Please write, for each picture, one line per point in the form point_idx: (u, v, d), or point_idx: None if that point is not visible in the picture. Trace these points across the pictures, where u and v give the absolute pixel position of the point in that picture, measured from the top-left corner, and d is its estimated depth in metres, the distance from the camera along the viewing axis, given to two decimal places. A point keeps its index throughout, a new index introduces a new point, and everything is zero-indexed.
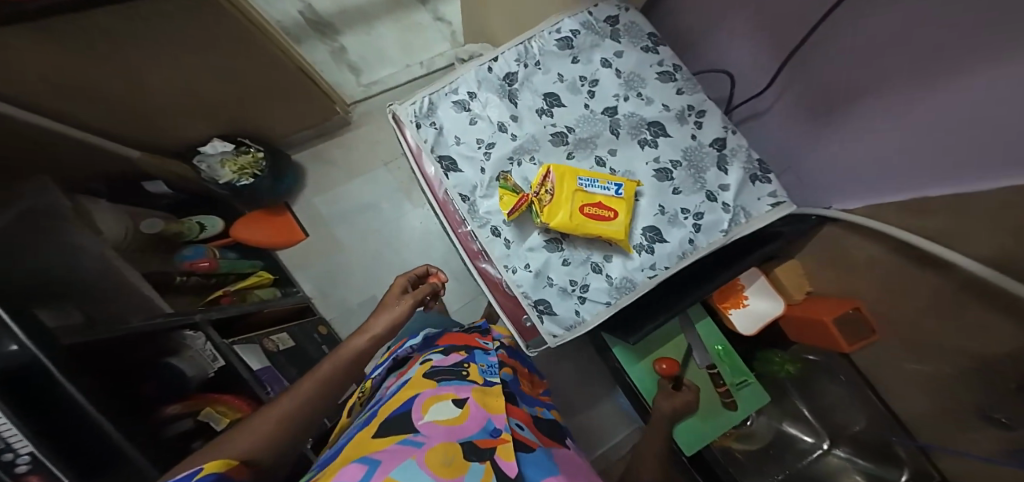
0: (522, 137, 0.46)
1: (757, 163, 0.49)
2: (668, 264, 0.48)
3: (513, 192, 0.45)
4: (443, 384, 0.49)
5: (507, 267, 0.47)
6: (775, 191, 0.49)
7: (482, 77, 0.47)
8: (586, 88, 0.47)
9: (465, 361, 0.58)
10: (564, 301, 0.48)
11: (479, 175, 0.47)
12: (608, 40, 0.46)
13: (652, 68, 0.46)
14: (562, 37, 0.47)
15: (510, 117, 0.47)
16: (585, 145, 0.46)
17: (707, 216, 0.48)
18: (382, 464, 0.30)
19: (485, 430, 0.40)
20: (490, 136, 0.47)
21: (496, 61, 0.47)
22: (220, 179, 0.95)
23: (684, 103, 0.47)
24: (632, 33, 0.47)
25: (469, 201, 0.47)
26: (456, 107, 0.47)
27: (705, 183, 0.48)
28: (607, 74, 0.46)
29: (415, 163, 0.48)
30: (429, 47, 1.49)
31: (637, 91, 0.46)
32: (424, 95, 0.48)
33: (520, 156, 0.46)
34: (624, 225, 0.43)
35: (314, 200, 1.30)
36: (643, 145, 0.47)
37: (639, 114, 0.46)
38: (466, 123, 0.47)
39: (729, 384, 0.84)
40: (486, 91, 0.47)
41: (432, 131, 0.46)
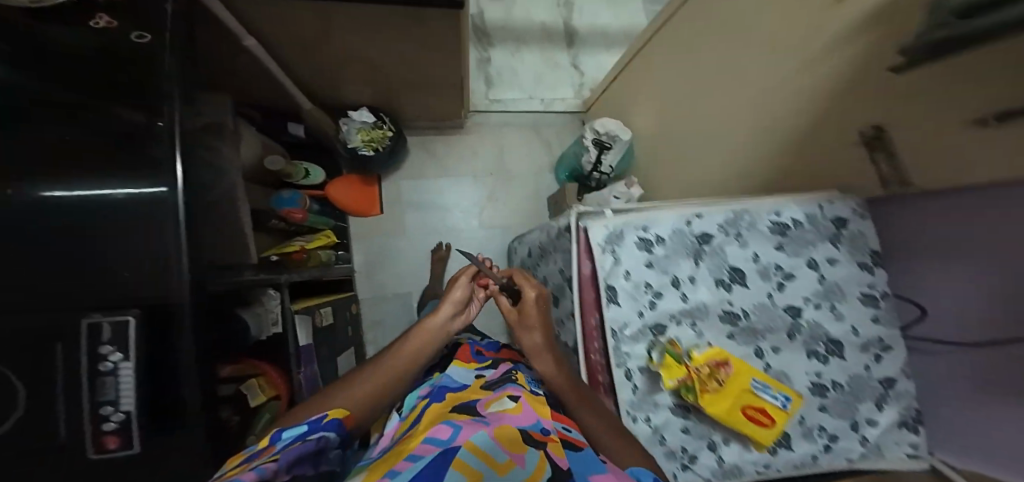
0: (694, 302, 0.46)
1: (914, 412, 0.47)
2: (782, 469, 0.47)
3: (680, 363, 0.43)
4: (498, 388, 0.48)
5: (630, 414, 0.46)
6: (916, 443, 0.48)
7: (678, 228, 0.44)
8: (779, 281, 0.45)
9: (513, 370, 0.57)
10: (668, 464, 0.46)
11: (637, 318, 0.46)
12: (828, 244, 0.45)
13: (858, 288, 0.46)
14: (780, 220, 0.45)
15: (688, 276, 0.45)
16: (753, 334, 0.46)
17: (841, 442, 0.46)
18: (463, 432, 0.31)
19: (536, 427, 0.35)
20: (660, 286, 0.45)
21: (698, 217, 0.45)
22: (349, 144, 1.07)
23: (875, 335, 0.46)
24: (855, 243, 0.46)
25: (616, 337, 0.46)
26: (640, 245, 0.45)
27: (855, 411, 0.46)
28: (806, 276, 0.45)
29: (575, 275, 0.48)
30: (557, 87, 1.53)
31: (832, 304, 0.46)
32: (617, 221, 0.46)
33: (683, 320, 0.46)
34: (775, 434, 0.43)
35: (403, 182, 1.32)
36: (811, 355, 0.46)
37: (824, 327, 0.46)
38: (642, 264, 0.45)
39: None
40: (675, 243, 0.45)
41: (610, 260, 0.45)
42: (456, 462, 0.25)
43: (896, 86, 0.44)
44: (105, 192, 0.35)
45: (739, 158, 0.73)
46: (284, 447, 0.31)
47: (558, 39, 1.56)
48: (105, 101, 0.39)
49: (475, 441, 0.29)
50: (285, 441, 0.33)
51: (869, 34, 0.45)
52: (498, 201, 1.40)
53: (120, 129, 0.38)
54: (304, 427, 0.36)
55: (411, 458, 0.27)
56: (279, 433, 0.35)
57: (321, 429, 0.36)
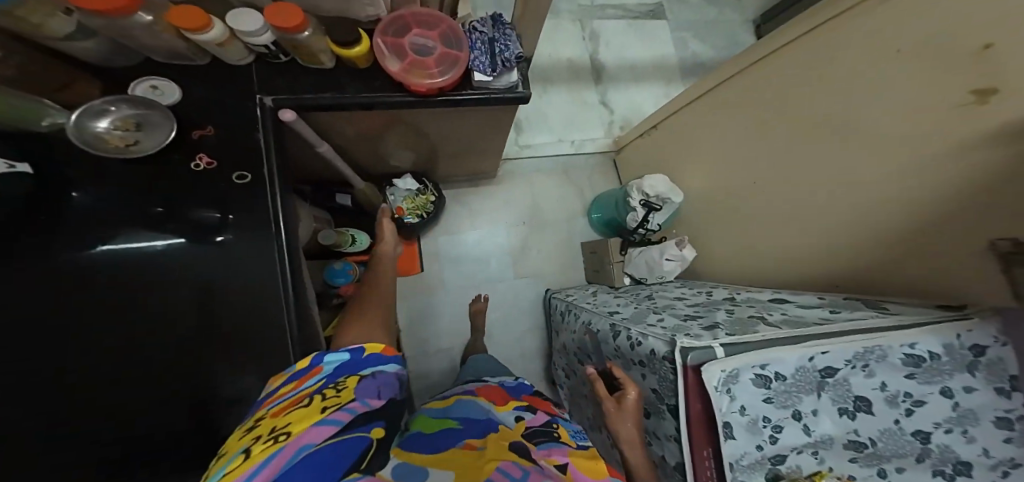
0: (815, 432, 0.45)
1: None
2: None
3: None
4: (542, 447, 0.48)
5: None
6: None
7: (801, 366, 0.44)
8: (908, 410, 0.45)
9: (554, 424, 0.58)
10: None
11: (754, 450, 0.45)
12: (964, 371, 0.44)
13: (993, 411, 0.44)
14: (914, 351, 0.44)
15: (810, 410, 0.45)
16: (877, 458, 0.46)
17: None
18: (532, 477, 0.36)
19: None
20: (780, 418, 0.45)
21: (824, 353, 0.43)
22: (396, 212, 1.08)
23: (1008, 454, 0.44)
24: (993, 370, 0.44)
25: (733, 470, 0.46)
26: (758, 381, 0.44)
27: None
28: (938, 400, 0.44)
29: (686, 414, 0.46)
30: (586, 127, 1.53)
31: (964, 427, 0.44)
32: (736, 361, 0.44)
33: (802, 449, 0.46)
34: None
35: (442, 238, 1.33)
36: (936, 474, 0.46)
37: (955, 450, 0.45)
38: (760, 399, 0.44)
39: None
40: (798, 379, 0.44)
41: (727, 400, 0.44)
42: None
43: (1000, 221, 0.43)
44: (144, 244, 0.41)
45: (804, 239, 0.71)
46: (346, 382, 0.36)
47: (586, 77, 1.57)
48: (178, 205, 0.43)
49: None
50: (338, 370, 0.38)
51: (982, 158, 0.43)
52: (533, 249, 1.40)
53: (193, 228, 0.43)
54: (347, 353, 0.40)
55: None
56: (323, 355, 0.40)
57: (360, 364, 0.40)
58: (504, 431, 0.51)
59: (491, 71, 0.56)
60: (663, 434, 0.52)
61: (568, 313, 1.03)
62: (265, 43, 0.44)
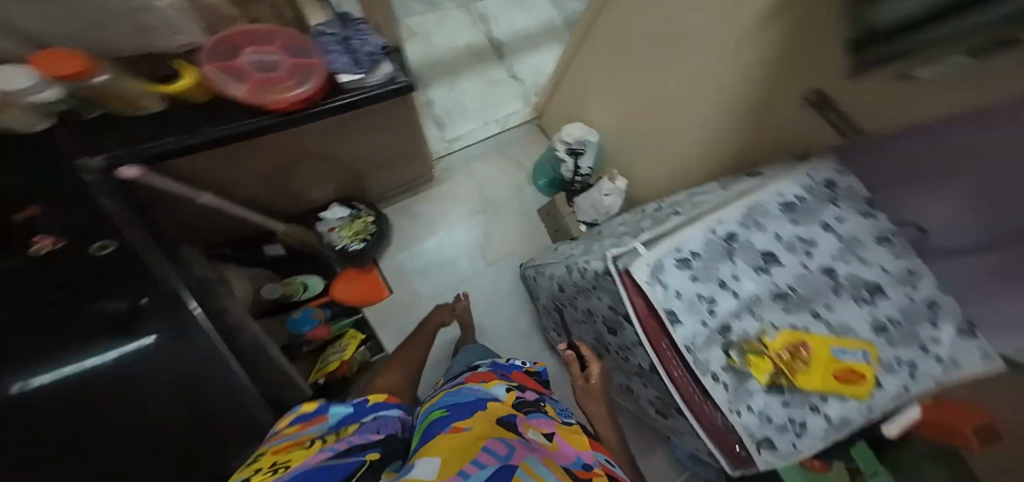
0: (743, 293, 0.48)
1: (968, 324, 0.48)
2: (879, 409, 0.48)
3: (760, 356, 0.46)
4: (529, 417, 0.52)
5: (733, 409, 0.47)
6: (983, 348, 0.46)
7: (706, 241, 0.48)
8: (807, 250, 0.49)
9: (541, 402, 0.63)
10: (782, 436, 0.48)
11: (701, 327, 0.47)
12: (831, 205, 0.51)
13: (872, 234, 0.51)
14: (784, 202, 0.51)
15: (731, 276, 0.48)
16: (806, 303, 0.48)
17: (917, 362, 0.47)
18: (516, 450, 0.36)
19: (578, 463, 0.42)
20: (711, 292, 0.48)
21: (719, 224, 0.49)
22: (336, 245, 1.05)
23: (903, 268, 0.49)
24: (851, 198, 0.52)
25: (693, 353, 0.47)
26: (680, 265, 0.48)
27: (917, 336, 0.47)
28: (826, 236, 0.50)
29: (635, 313, 0.49)
30: (504, 104, 1.54)
31: (858, 254, 0.50)
32: (653, 253, 0.48)
33: (740, 312, 0.48)
34: (870, 387, 0.45)
35: (399, 254, 1.30)
36: (860, 302, 0.48)
37: (863, 276, 0.49)
38: (688, 280, 0.47)
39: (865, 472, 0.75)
40: (709, 252, 0.48)
41: (660, 290, 0.47)
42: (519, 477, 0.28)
43: (832, 42, 0.44)
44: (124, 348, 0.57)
45: (704, 136, 0.74)
46: (349, 427, 0.44)
47: (488, 57, 1.58)
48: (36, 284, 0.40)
49: (530, 465, 0.32)
50: (340, 417, 0.46)
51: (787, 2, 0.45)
52: (495, 235, 1.41)
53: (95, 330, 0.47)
54: (352, 404, 0.50)
55: (478, 465, 0.31)
56: (328, 405, 0.48)
57: (363, 412, 0.49)
58: (494, 407, 0.53)
59: (359, 67, 0.61)
60: (630, 344, 0.55)
61: (539, 276, 1.03)
62: (53, 98, 0.58)
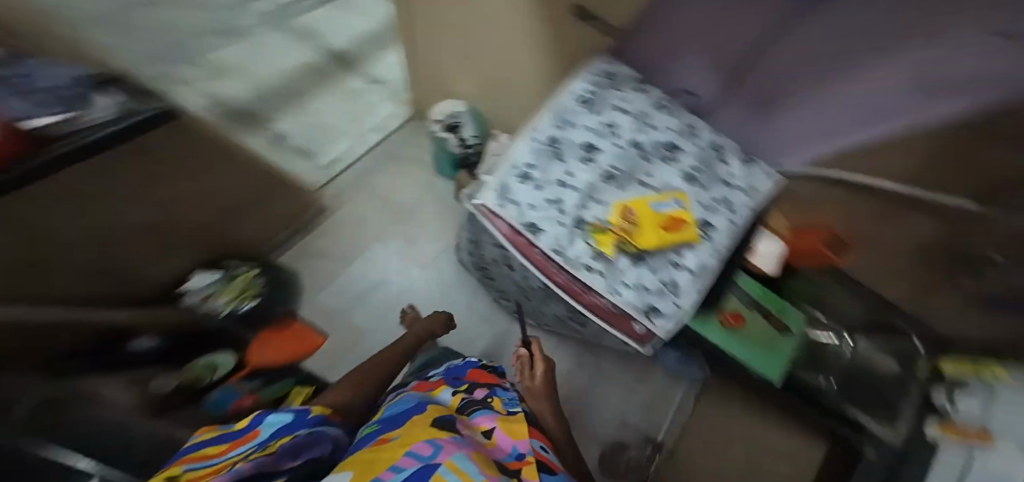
0: (586, 187, 0.57)
1: (744, 154, 0.65)
2: (720, 244, 0.61)
3: (603, 232, 0.55)
4: (472, 416, 0.47)
5: (614, 292, 0.56)
6: (764, 170, 0.64)
7: (535, 149, 0.57)
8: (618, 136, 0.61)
9: (489, 395, 0.56)
10: (664, 301, 0.58)
11: (563, 229, 0.56)
12: (616, 91, 0.64)
13: (654, 105, 0.64)
14: (582, 99, 0.62)
15: (567, 174, 0.57)
16: (632, 176, 0.59)
17: (717, 191, 0.63)
18: (446, 449, 0.25)
19: (510, 456, 0.35)
20: (558, 194, 0.56)
21: (541, 133, 0.59)
22: (220, 312, 1.01)
23: (683, 124, 0.65)
24: (629, 81, 0.65)
25: (563, 252, 0.56)
26: (521, 180, 0.55)
27: (716, 174, 0.63)
28: (622, 116, 0.62)
29: (506, 236, 0.56)
30: (374, 110, 1.48)
31: (650, 123, 0.63)
32: (493, 180, 0.55)
33: (592, 205, 0.56)
34: (690, 229, 0.57)
35: (320, 297, 1.22)
36: (667, 161, 0.62)
37: (659, 140, 0.63)
38: (534, 191, 0.56)
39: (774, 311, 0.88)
40: (542, 160, 0.58)
41: (513, 206, 0.54)
42: (441, 473, 0.18)
43: None
44: None
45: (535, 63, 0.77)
46: (276, 443, 0.35)
47: (338, 71, 1.51)
48: None
49: (455, 458, 0.22)
50: (271, 434, 0.37)
51: None
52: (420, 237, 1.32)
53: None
54: (288, 417, 0.41)
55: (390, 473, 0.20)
56: (263, 419, 0.41)
57: (305, 425, 0.40)
58: (435, 409, 0.45)
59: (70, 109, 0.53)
60: (520, 265, 0.63)
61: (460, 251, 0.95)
62: None
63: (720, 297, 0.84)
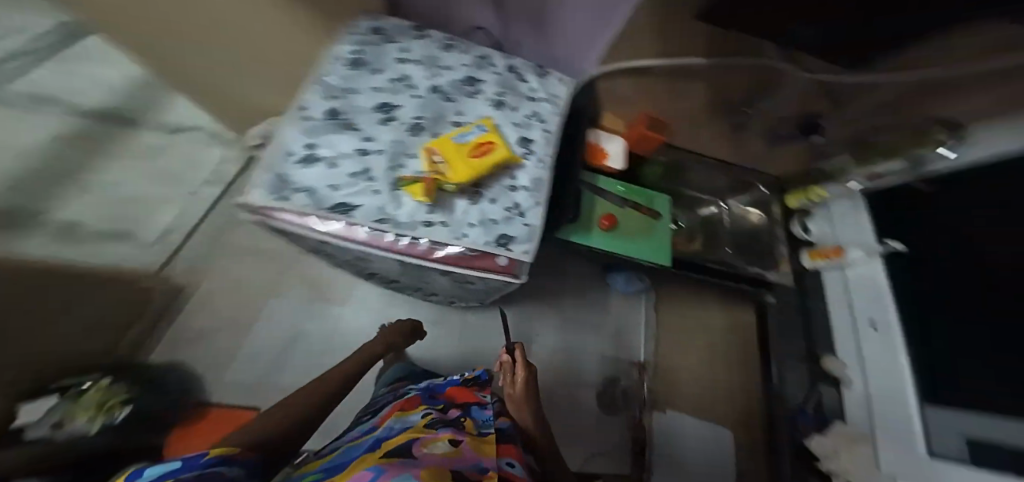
0: (387, 144, 0.54)
1: (538, 68, 0.73)
2: (546, 152, 0.67)
3: (414, 182, 0.52)
4: (439, 431, 0.41)
5: (460, 236, 0.54)
6: (558, 77, 0.73)
7: (313, 127, 0.52)
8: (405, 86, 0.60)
9: (461, 417, 0.50)
10: (513, 225, 0.60)
11: (378, 197, 0.50)
12: (389, 44, 0.62)
13: (435, 47, 0.64)
14: (353, 61, 0.59)
15: (362, 140, 0.53)
16: (437, 120, 0.58)
17: (526, 108, 0.67)
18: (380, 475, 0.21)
19: (480, 468, 0.31)
20: (358, 164, 0.51)
21: (316, 108, 0.54)
22: (89, 431, 0.71)
23: (473, 57, 0.66)
24: (400, 31, 0.64)
25: (390, 220, 0.49)
26: (306, 163, 0.50)
27: (522, 92, 0.68)
28: (405, 66, 0.61)
29: (318, 233, 0.48)
30: (196, 159, 1.17)
31: (438, 65, 0.63)
32: (270, 173, 0.48)
33: (400, 162, 0.53)
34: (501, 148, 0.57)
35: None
36: (471, 94, 0.63)
37: (454, 77, 0.63)
38: (327, 169, 0.50)
39: (644, 203, 0.98)
40: (325, 135, 0.52)
41: (305, 194, 0.47)
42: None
43: None
44: None
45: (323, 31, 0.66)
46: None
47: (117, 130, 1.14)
48: None
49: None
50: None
51: None
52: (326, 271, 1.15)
53: None
54: (179, 461, 0.17)
55: None
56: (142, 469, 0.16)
57: (209, 463, 0.17)
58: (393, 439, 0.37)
59: None
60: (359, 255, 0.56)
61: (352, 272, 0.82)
62: None
63: (583, 208, 0.92)
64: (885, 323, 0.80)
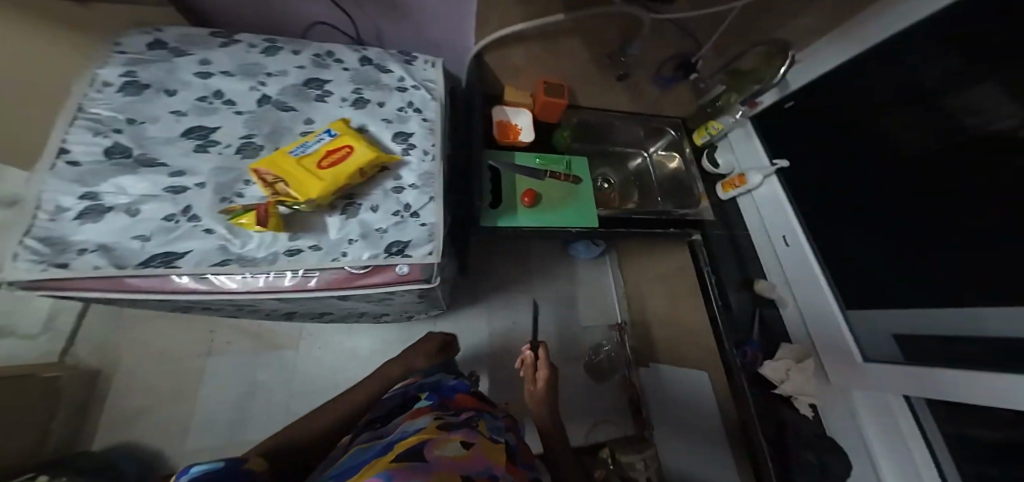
0: (206, 174, 0.48)
1: (400, 53, 0.65)
2: (430, 142, 0.61)
3: (246, 211, 0.46)
4: (454, 433, 0.50)
5: (337, 258, 0.50)
6: (426, 59, 0.67)
7: (93, 172, 0.44)
8: (222, 104, 0.53)
9: (477, 420, 0.58)
10: (407, 228, 0.56)
11: (211, 236, 0.45)
12: (184, 59, 0.54)
13: (252, 52, 0.56)
14: (134, 86, 0.50)
15: (171, 175, 0.47)
16: (272, 133, 0.53)
17: (392, 101, 0.62)
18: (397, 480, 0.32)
19: (488, 470, 0.42)
20: (173, 203, 0.45)
21: (89, 147, 0.46)
22: None
23: (309, 55, 0.59)
24: (197, 42, 0.56)
25: (234, 259, 0.45)
26: (93, 215, 0.43)
27: (387, 85, 0.63)
28: (218, 81, 0.54)
29: (132, 292, 0.42)
30: None
31: (263, 72, 0.56)
32: (32, 236, 0.40)
33: (234, 190, 0.48)
34: (362, 150, 0.50)
35: (188, 445, 1.02)
36: (320, 98, 0.57)
37: (290, 82, 0.56)
38: (127, 218, 0.43)
39: (563, 171, 0.93)
40: (112, 178, 0.45)
41: (97, 253, 0.41)
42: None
43: None
44: None
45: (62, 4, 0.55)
46: None
47: None
48: None
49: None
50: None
51: None
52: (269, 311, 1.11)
53: None
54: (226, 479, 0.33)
55: None
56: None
57: None
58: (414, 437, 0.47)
59: None
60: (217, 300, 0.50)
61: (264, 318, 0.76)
62: None
63: (501, 189, 0.87)
64: (791, 235, 0.90)
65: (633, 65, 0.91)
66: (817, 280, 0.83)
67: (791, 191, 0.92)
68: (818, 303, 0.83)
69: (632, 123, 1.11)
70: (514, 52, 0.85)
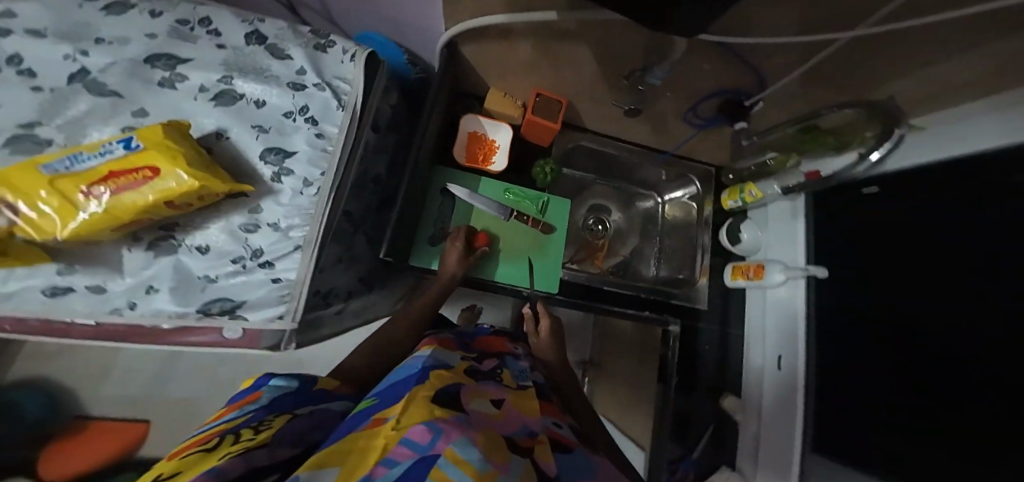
0: None
1: (311, 35, 0.51)
2: (317, 167, 0.47)
3: None
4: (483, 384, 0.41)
5: (115, 311, 0.42)
6: (345, 48, 0.52)
7: None
8: (17, 74, 0.42)
9: (500, 369, 0.50)
10: (253, 280, 0.44)
11: None
12: None
13: (86, 7, 0.44)
14: None
15: None
16: (73, 124, 0.44)
17: (275, 98, 0.48)
18: (446, 427, 0.25)
19: (524, 429, 0.33)
20: None
21: None
22: None
23: (169, 21, 0.46)
24: None
25: None
26: None
27: (278, 78, 0.49)
28: (27, 42, 0.42)
29: None
30: None
31: (98, 37, 0.44)
32: None
33: None
34: (170, 173, 0.38)
35: (115, 389, 0.96)
36: (170, 85, 0.46)
37: (131, 55, 0.44)
38: None
39: (534, 215, 0.73)
40: None
41: None
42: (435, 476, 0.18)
43: None
44: None
45: None
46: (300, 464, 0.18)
47: None
48: None
49: (456, 445, 0.22)
50: (263, 410, 0.30)
51: None
52: None
53: None
54: (281, 401, 0.32)
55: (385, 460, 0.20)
56: (254, 389, 0.32)
57: (304, 422, 0.30)
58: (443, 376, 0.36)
59: None
60: None
61: None
62: None
63: (446, 220, 0.70)
64: (791, 354, 0.66)
65: (655, 92, 0.67)
66: (792, 410, 0.63)
67: (816, 303, 0.65)
68: (780, 431, 0.64)
69: (647, 163, 0.86)
70: (495, 55, 0.64)
